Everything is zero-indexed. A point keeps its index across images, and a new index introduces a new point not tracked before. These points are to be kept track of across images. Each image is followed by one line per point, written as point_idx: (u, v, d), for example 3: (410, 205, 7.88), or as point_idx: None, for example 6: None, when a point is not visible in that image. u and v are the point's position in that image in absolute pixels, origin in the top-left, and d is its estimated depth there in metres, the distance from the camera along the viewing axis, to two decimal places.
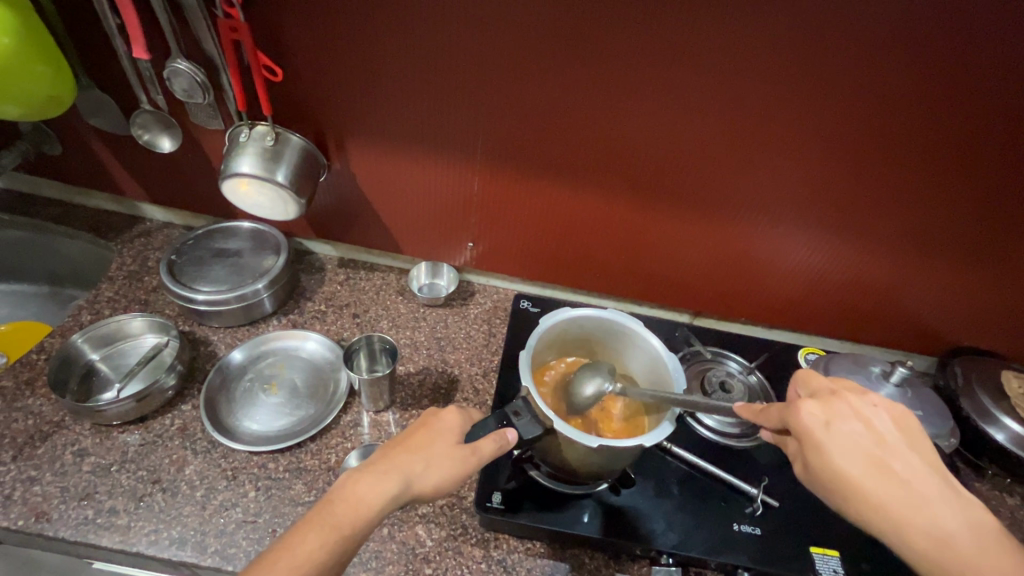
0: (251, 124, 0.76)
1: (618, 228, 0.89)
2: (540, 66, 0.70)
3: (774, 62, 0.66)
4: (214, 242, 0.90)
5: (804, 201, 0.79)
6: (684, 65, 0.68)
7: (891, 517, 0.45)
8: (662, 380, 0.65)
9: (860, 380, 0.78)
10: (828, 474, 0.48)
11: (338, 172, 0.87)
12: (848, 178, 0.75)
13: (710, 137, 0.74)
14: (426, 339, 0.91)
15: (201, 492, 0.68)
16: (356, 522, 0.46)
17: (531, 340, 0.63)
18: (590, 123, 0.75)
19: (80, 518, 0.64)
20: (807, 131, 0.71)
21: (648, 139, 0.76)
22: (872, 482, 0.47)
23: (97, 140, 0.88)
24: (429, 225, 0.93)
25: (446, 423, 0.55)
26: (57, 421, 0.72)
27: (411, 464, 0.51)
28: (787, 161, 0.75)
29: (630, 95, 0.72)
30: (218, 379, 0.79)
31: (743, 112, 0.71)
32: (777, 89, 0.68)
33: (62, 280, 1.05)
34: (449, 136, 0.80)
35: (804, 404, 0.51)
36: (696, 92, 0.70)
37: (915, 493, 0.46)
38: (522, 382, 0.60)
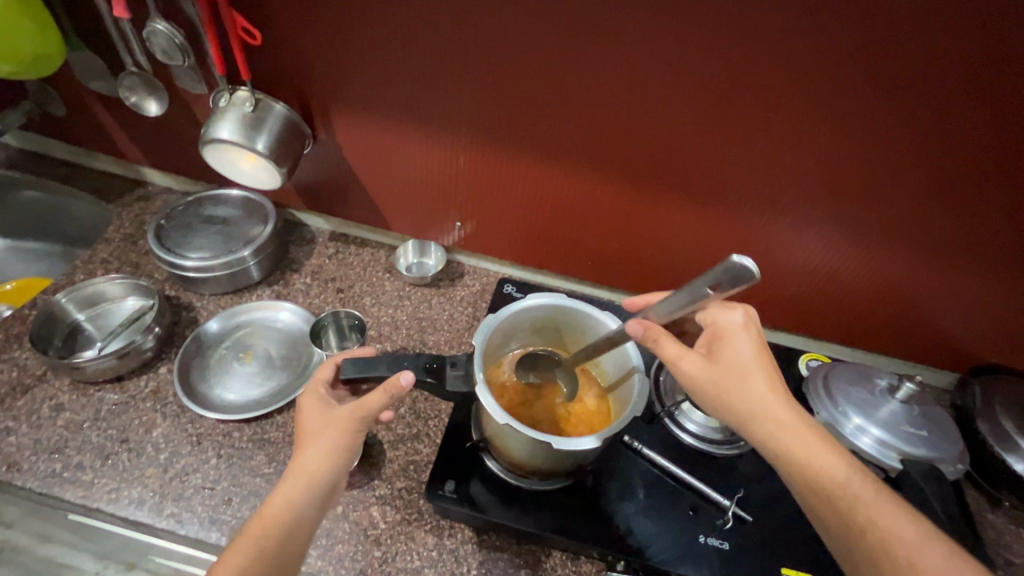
0: (231, 89, 0.75)
1: (609, 215, 0.84)
2: (521, 37, 0.66)
3: (776, 35, 0.59)
4: (204, 208, 0.91)
5: (810, 193, 0.73)
6: (675, 40, 0.62)
7: (758, 409, 0.52)
8: (626, 395, 0.60)
9: (860, 393, 0.72)
10: (713, 377, 0.53)
11: (323, 143, 0.85)
12: (860, 171, 0.68)
13: (705, 121, 0.68)
14: (407, 319, 0.90)
15: (165, 455, 0.69)
16: (278, 527, 0.49)
17: (508, 310, 0.61)
18: (578, 100, 0.70)
19: (48, 471, 0.66)
20: (812, 117, 0.65)
21: (639, 119, 0.70)
22: (747, 395, 0.53)
23: (96, 103, 0.89)
24: (418, 202, 0.91)
25: (316, 411, 0.55)
26: (39, 375, 0.74)
27: (301, 462, 0.52)
28: (790, 149, 0.68)
29: (619, 70, 0.66)
30: (194, 346, 0.79)
31: (741, 94, 0.65)
32: (778, 68, 0.62)
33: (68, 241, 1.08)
34: (432, 109, 0.77)
35: (730, 307, 0.57)
36: (690, 70, 0.64)
37: (782, 416, 0.52)
38: (473, 341, 0.57)
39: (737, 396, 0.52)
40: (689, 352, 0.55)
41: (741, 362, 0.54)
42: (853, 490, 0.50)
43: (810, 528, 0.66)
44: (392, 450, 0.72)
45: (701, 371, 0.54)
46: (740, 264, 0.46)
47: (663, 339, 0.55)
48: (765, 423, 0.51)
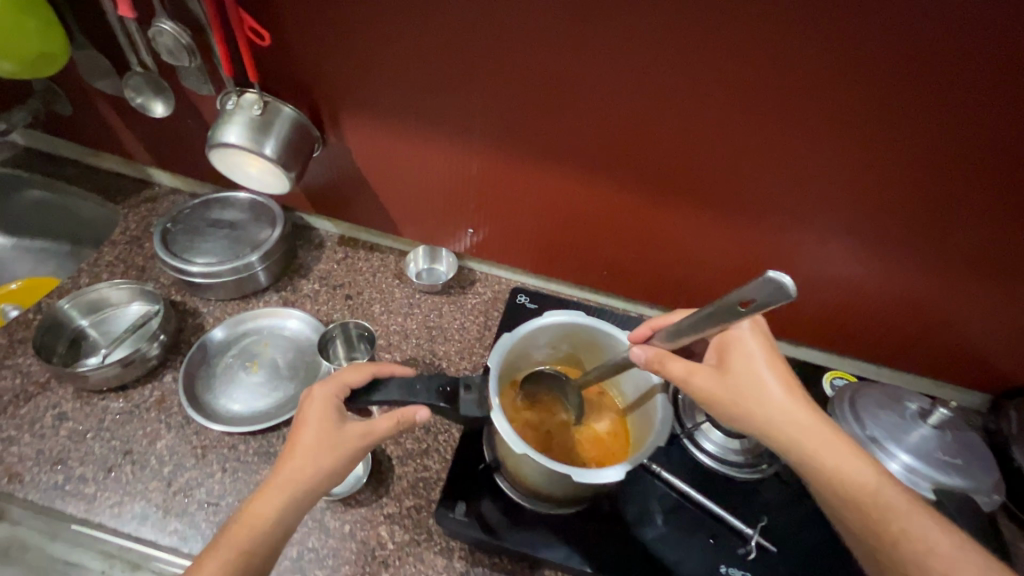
0: (239, 91, 0.72)
1: (627, 224, 0.81)
2: (539, 40, 0.63)
3: (810, 42, 0.56)
4: (211, 212, 0.89)
5: (840, 207, 0.69)
6: (701, 45, 0.59)
7: (783, 418, 0.48)
8: (648, 423, 0.57)
9: (890, 417, 0.69)
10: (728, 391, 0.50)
11: (333, 146, 0.83)
12: (894, 186, 0.65)
13: (731, 130, 0.65)
14: (417, 328, 0.87)
15: (169, 468, 0.67)
16: (259, 537, 0.47)
17: (523, 330, 0.59)
18: (599, 106, 0.67)
19: (50, 483, 0.65)
20: (846, 128, 0.61)
21: (661, 127, 0.67)
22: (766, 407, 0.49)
23: (102, 102, 0.87)
24: (429, 208, 0.88)
25: (321, 412, 0.52)
26: (42, 382, 0.73)
27: (298, 470, 0.49)
28: (821, 161, 0.65)
29: (643, 76, 0.63)
30: (199, 355, 0.77)
31: (770, 103, 0.61)
32: (811, 76, 0.58)
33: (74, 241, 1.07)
34: (444, 113, 0.74)
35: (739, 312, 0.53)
36: (717, 77, 0.61)
37: (807, 426, 0.48)
38: (488, 363, 0.55)
39: (756, 410, 0.49)
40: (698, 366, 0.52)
41: (754, 372, 0.50)
42: (894, 504, 0.46)
43: (835, 558, 0.63)
44: (401, 466, 0.70)
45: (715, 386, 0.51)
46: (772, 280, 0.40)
47: (666, 360, 0.52)
48: (792, 435, 0.48)
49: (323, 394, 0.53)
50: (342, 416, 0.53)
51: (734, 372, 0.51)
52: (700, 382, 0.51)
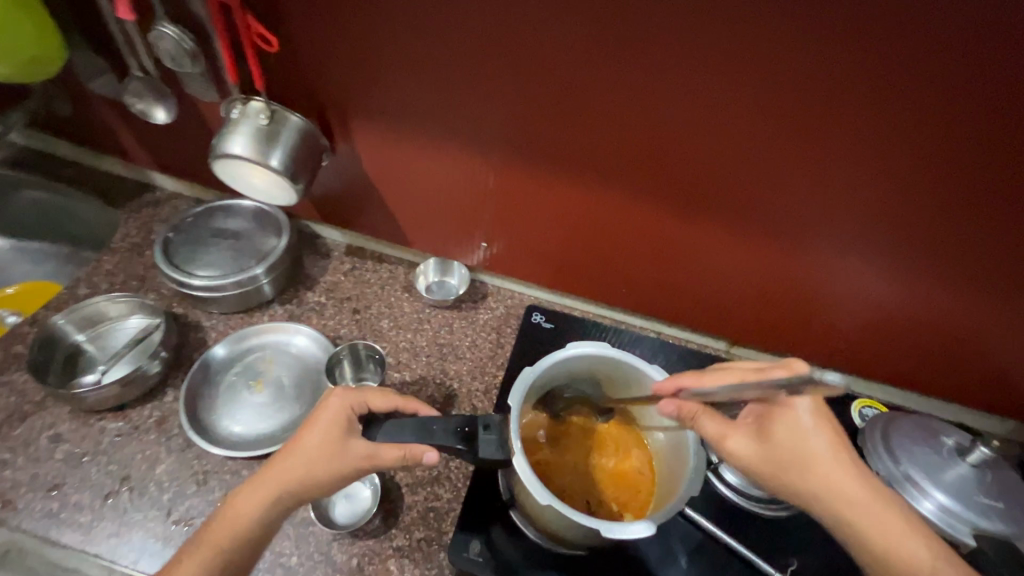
0: (246, 99, 0.69)
1: (648, 244, 0.77)
2: (563, 53, 0.59)
3: (861, 64, 0.51)
4: (215, 220, 0.85)
5: (882, 237, 0.64)
6: (741, 63, 0.54)
7: (824, 489, 0.47)
8: (680, 469, 0.55)
9: (926, 453, 0.65)
10: (766, 461, 0.49)
11: (342, 155, 0.79)
12: (944, 218, 0.60)
13: (767, 153, 0.61)
14: (427, 344, 0.84)
15: (169, 495, 0.64)
16: (237, 535, 0.48)
17: (546, 364, 0.56)
18: (626, 123, 0.63)
19: (45, 511, 0.62)
20: (894, 155, 0.57)
21: (691, 149, 0.63)
22: (809, 482, 0.48)
23: (101, 104, 0.84)
24: (441, 220, 0.85)
25: (331, 415, 0.52)
26: (37, 401, 0.70)
27: (292, 474, 0.49)
28: (864, 189, 0.60)
29: (675, 93, 0.59)
30: (200, 374, 0.74)
31: (811, 127, 0.57)
32: (858, 100, 0.54)
33: (65, 241, 1.01)
34: (460, 125, 0.70)
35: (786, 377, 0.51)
36: (756, 97, 0.56)
37: (851, 502, 0.47)
38: (508, 401, 0.54)
39: (797, 483, 0.48)
40: (734, 432, 0.51)
41: (798, 443, 0.49)
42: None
43: None
44: (411, 495, 0.67)
45: (753, 455, 0.50)
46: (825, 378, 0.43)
47: (701, 417, 0.52)
48: (834, 508, 0.47)
49: (341, 398, 0.54)
50: (352, 431, 0.52)
51: (776, 440, 0.49)
52: (734, 445, 0.50)
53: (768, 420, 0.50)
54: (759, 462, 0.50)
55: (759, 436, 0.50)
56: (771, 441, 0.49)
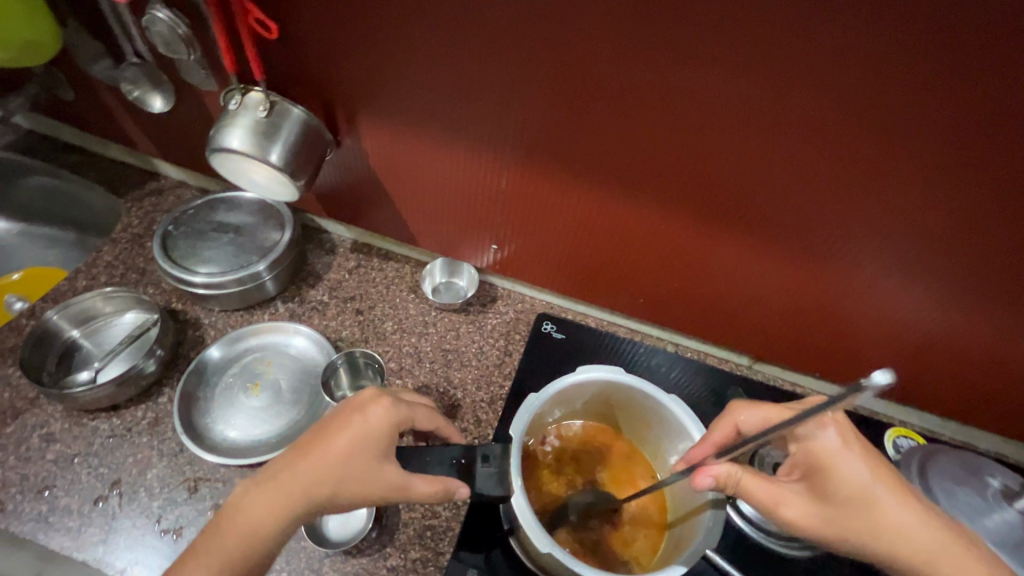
0: (244, 89, 0.65)
1: (668, 255, 0.71)
2: (579, 49, 0.53)
3: (921, 73, 0.44)
4: (216, 214, 0.82)
5: (930, 261, 0.58)
6: (779, 67, 0.48)
7: (894, 536, 0.45)
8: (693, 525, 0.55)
9: (969, 496, 0.60)
10: (827, 519, 0.47)
11: (347, 149, 0.75)
12: (1005, 245, 0.53)
13: (804, 165, 0.54)
14: (432, 350, 0.80)
15: (159, 502, 0.63)
16: (252, 539, 0.45)
17: (549, 391, 0.59)
18: (649, 126, 0.57)
19: (34, 514, 0.61)
20: (952, 174, 0.50)
21: (718, 158, 0.57)
22: (878, 535, 0.46)
23: (101, 89, 0.81)
24: (450, 219, 0.80)
25: (374, 425, 0.48)
26: (30, 398, 0.68)
27: (321, 484, 0.45)
28: (912, 209, 0.54)
29: (707, 95, 0.52)
30: (196, 376, 0.71)
31: (857, 140, 0.50)
32: (913, 113, 0.47)
33: (65, 226, 0.99)
34: (468, 121, 0.65)
35: (823, 424, 0.50)
36: (796, 104, 0.50)
37: (922, 547, 0.45)
38: (510, 432, 0.55)
39: (866, 537, 0.46)
40: (784, 493, 0.49)
41: (854, 494, 0.47)
42: None
43: None
44: (407, 512, 0.64)
45: (810, 516, 0.48)
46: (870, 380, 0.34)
47: (744, 484, 0.49)
48: (910, 558, 0.45)
49: (389, 408, 0.49)
50: (387, 453, 0.48)
51: (830, 494, 0.48)
52: (792, 514, 0.48)
53: (815, 473, 0.49)
54: (820, 524, 0.47)
55: (814, 496, 0.48)
56: (828, 499, 0.48)
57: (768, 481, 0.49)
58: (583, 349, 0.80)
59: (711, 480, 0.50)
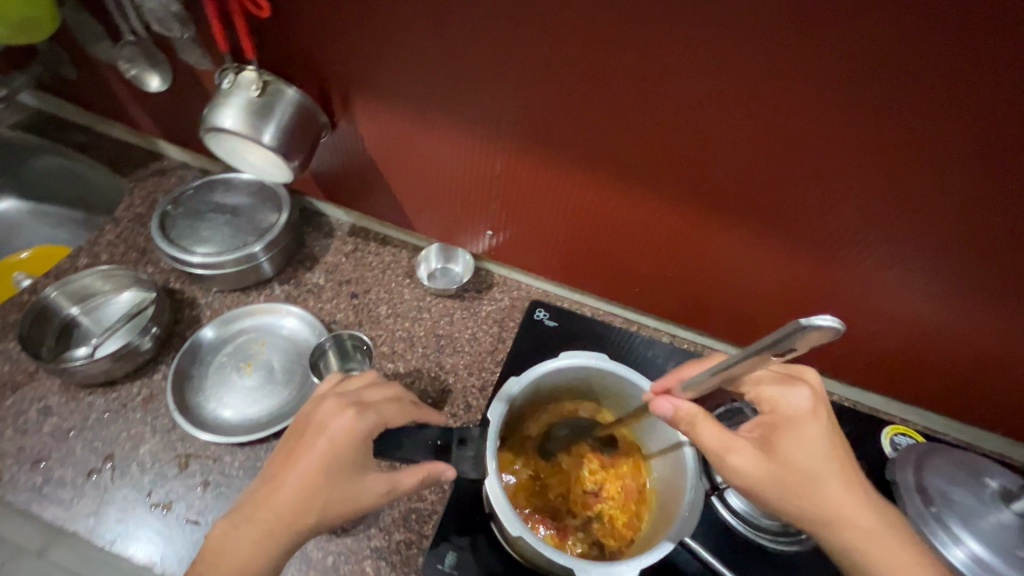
0: (238, 68, 0.64)
1: (663, 245, 0.70)
2: (567, 30, 0.52)
3: (917, 56, 0.43)
4: (214, 194, 0.82)
5: (934, 254, 0.55)
6: (771, 50, 0.46)
7: (827, 504, 0.45)
8: (675, 502, 0.54)
9: (964, 497, 0.58)
10: (768, 474, 0.46)
11: (343, 132, 0.74)
12: (1013, 237, 0.51)
13: (801, 153, 0.53)
14: (425, 335, 0.80)
15: (150, 477, 0.64)
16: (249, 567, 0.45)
17: (528, 376, 0.60)
18: (642, 111, 0.55)
19: (29, 484, 0.63)
20: (955, 164, 0.48)
21: (710, 145, 0.55)
22: (810, 498, 0.45)
23: (102, 68, 0.81)
24: (446, 205, 0.79)
25: (342, 442, 0.47)
26: (30, 371, 0.70)
27: (304, 500, 0.45)
28: (915, 199, 0.52)
29: (700, 79, 0.51)
30: (190, 355, 0.72)
31: (853, 127, 0.49)
32: (912, 97, 0.45)
33: (72, 204, 1.01)
34: (459, 104, 0.64)
35: (798, 386, 0.49)
36: (794, 88, 0.48)
37: (849, 521, 0.45)
38: (488, 415, 0.56)
39: (800, 498, 0.45)
40: (735, 442, 0.47)
41: (803, 458, 0.46)
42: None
43: None
44: None
45: (755, 469, 0.46)
46: (813, 322, 0.35)
47: (698, 424, 0.49)
48: (834, 526, 0.45)
49: (355, 420, 0.48)
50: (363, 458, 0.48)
51: (781, 453, 0.46)
52: (738, 460, 0.46)
53: (772, 430, 0.48)
54: (761, 477, 0.46)
55: (765, 450, 0.47)
56: (777, 456, 0.46)
57: (724, 428, 0.48)
58: (576, 338, 0.80)
59: (669, 408, 0.50)
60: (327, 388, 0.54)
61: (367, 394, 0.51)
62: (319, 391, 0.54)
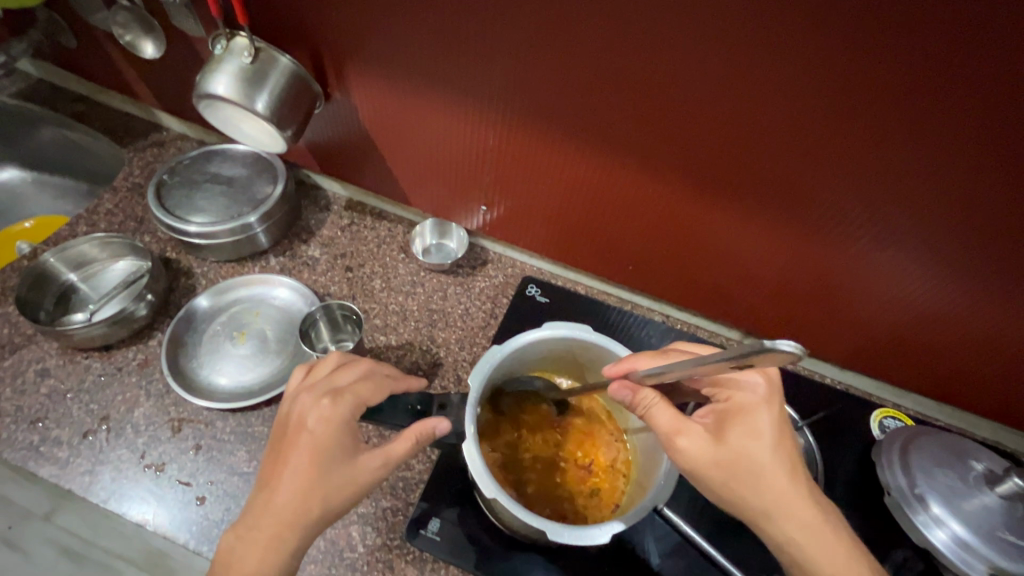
0: (230, 35, 0.64)
1: (655, 222, 0.69)
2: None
3: (910, 28, 0.41)
4: (210, 165, 0.82)
5: (927, 235, 0.54)
6: (761, 21, 0.45)
7: (764, 495, 0.45)
8: (651, 474, 0.55)
9: (948, 478, 0.58)
10: (710, 461, 0.46)
11: (338, 103, 0.74)
12: (1009, 220, 0.49)
13: (792, 130, 0.52)
14: (418, 309, 0.81)
15: (144, 439, 0.65)
16: (265, 560, 0.44)
17: (512, 345, 0.60)
18: (631, 84, 0.54)
19: (26, 443, 0.64)
20: (950, 142, 0.46)
21: (701, 121, 0.55)
22: (748, 487, 0.45)
23: (98, 36, 0.81)
24: (441, 179, 0.79)
25: (326, 432, 0.47)
26: (29, 335, 0.72)
27: (305, 485, 0.45)
28: (909, 178, 0.51)
29: (691, 51, 0.49)
30: (184, 323, 0.73)
31: (845, 101, 0.47)
32: (904, 70, 0.44)
33: (73, 175, 1.02)
34: (451, 76, 0.63)
35: (755, 376, 0.48)
36: (786, 62, 0.47)
37: (787, 514, 0.45)
38: (470, 382, 0.57)
39: (738, 487, 0.45)
40: (683, 429, 0.47)
41: (748, 449, 0.45)
42: None
43: None
44: None
45: (698, 456, 0.46)
46: (778, 347, 0.33)
47: (653, 410, 0.49)
48: (771, 517, 0.45)
49: (332, 408, 0.48)
50: (353, 438, 0.48)
51: (727, 443, 0.46)
52: (684, 442, 0.47)
53: (721, 420, 0.47)
54: (703, 464, 0.46)
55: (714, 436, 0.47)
56: (725, 443, 0.46)
57: (676, 413, 0.49)
58: (568, 316, 0.80)
59: (626, 394, 0.49)
60: (297, 382, 0.52)
61: (337, 380, 0.50)
62: (290, 388, 0.52)
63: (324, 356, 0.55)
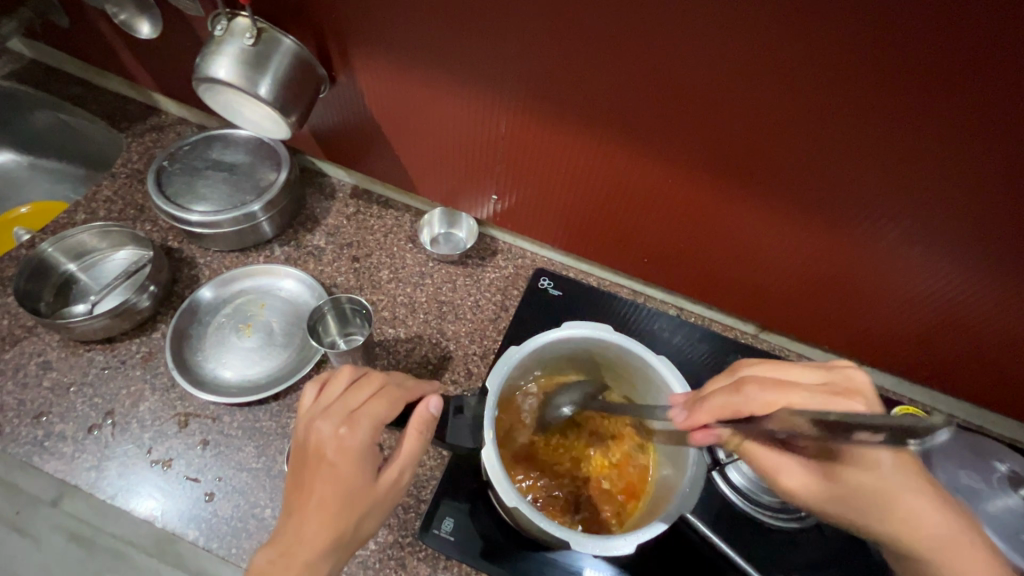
0: (230, 14, 0.61)
1: (672, 214, 0.67)
2: None
3: (960, 15, 0.39)
4: (211, 151, 0.80)
5: (962, 231, 0.52)
6: (797, 7, 0.42)
7: (895, 514, 0.44)
8: (674, 482, 0.55)
9: (970, 480, 0.57)
10: (827, 489, 0.45)
11: (342, 87, 0.71)
12: None
13: (823, 123, 0.49)
14: (427, 301, 0.79)
15: (150, 434, 0.64)
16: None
17: (530, 345, 0.59)
18: (654, 72, 0.52)
19: (30, 438, 0.63)
20: (992, 135, 0.44)
21: (728, 112, 0.52)
22: (880, 509, 0.44)
23: (91, 15, 0.78)
24: (450, 167, 0.77)
25: (346, 462, 0.45)
26: (29, 326, 0.70)
27: (327, 503, 0.44)
28: (947, 174, 0.48)
29: (718, 37, 0.47)
30: (187, 315, 0.71)
31: (883, 92, 0.45)
32: (951, 59, 0.41)
33: (70, 159, 0.99)
34: (462, 60, 0.60)
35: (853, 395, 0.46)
36: (822, 49, 0.44)
37: (925, 533, 0.44)
38: (487, 383, 0.56)
39: (867, 511, 0.44)
40: (787, 464, 0.47)
41: (866, 474, 0.44)
42: None
43: None
44: None
45: (812, 487, 0.46)
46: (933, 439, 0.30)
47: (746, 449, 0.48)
48: (912, 538, 0.44)
49: (351, 435, 0.46)
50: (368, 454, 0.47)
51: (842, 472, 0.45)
52: (792, 480, 0.47)
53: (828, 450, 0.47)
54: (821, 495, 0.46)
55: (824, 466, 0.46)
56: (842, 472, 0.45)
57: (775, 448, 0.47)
58: (580, 309, 0.78)
59: (713, 438, 0.49)
60: (310, 404, 0.50)
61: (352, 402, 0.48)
62: (303, 411, 0.50)
63: (335, 371, 0.53)
